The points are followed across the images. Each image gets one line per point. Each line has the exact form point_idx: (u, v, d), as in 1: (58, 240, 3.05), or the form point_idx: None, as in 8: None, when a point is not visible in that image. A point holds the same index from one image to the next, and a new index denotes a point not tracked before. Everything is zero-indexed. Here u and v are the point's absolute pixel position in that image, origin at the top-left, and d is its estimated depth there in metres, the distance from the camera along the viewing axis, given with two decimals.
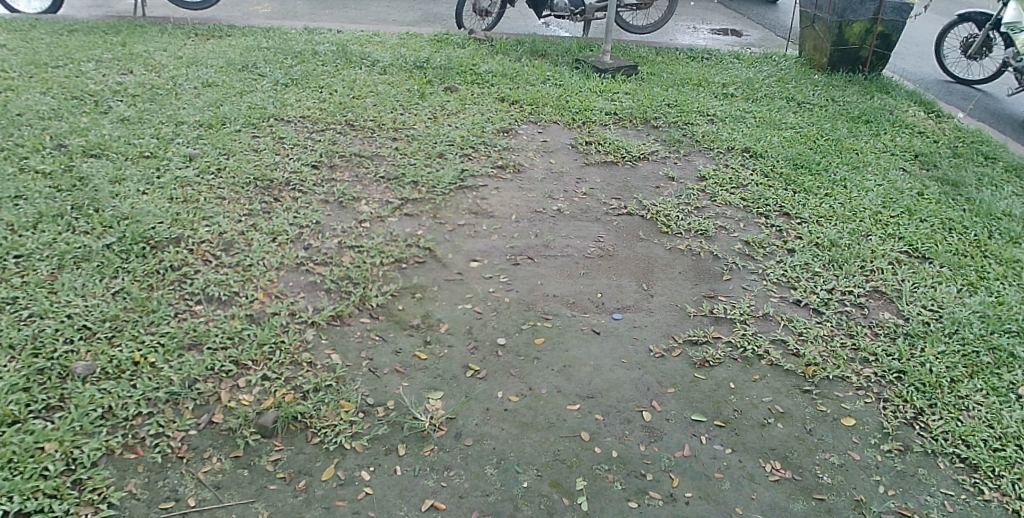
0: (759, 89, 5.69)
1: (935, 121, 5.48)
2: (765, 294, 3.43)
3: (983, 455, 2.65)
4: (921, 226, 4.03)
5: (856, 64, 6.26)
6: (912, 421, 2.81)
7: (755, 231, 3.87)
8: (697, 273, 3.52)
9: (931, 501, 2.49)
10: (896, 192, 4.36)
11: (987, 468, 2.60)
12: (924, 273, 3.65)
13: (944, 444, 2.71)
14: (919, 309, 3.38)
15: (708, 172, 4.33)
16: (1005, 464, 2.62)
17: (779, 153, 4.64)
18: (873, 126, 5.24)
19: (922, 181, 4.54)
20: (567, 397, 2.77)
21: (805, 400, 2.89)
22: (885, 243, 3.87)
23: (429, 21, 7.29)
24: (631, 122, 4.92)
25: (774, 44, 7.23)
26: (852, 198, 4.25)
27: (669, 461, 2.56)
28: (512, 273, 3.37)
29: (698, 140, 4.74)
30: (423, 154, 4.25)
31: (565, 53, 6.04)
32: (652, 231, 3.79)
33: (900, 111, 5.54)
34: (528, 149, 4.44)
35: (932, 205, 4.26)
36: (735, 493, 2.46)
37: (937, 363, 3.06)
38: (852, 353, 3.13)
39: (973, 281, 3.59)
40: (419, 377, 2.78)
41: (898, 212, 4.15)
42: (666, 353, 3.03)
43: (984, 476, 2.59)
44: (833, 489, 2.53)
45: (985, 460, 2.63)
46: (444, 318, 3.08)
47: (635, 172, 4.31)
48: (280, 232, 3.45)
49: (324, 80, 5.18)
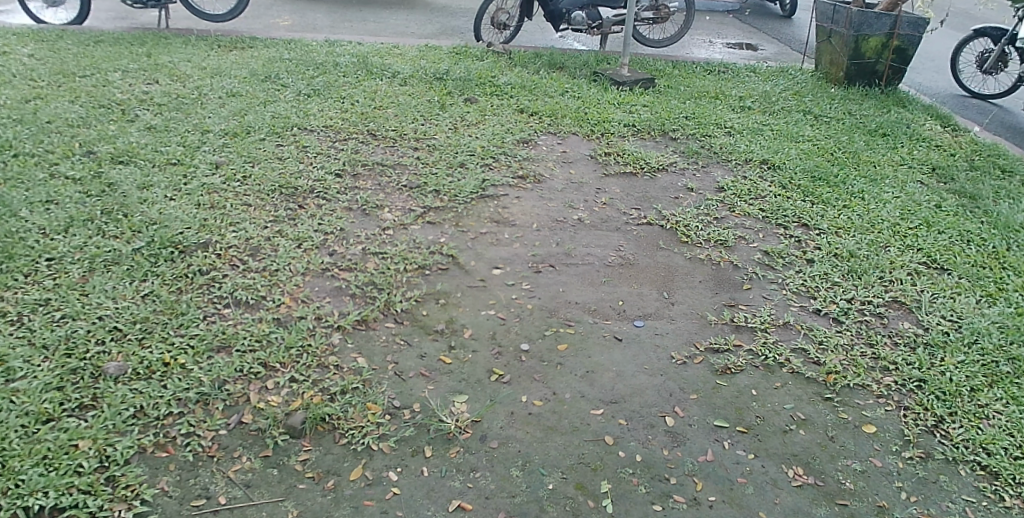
0: (776, 102, 5.73)
1: (951, 135, 5.51)
2: (785, 303, 3.45)
3: (1005, 463, 2.66)
4: (940, 238, 4.05)
5: (872, 77, 6.29)
6: (934, 429, 2.83)
7: (774, 241, 3.89)
8: (718, 282, 3.54)
9: (955, 508, 2.51)
10: (914, 204, 4.38)
11: (1009, 476, 2.61)
12: (943, 284, 3.67)
13: (965, 451, 2.72)
14: (939, 319, 3.40)
15: (726, 184, 4.36)
16: None
17: (796, 165, 4.66)
18: (891, 139, 5.27)
19: (940, 193, 4.57)
20: (591, 401, 2.80)
21: (827, 407, 2.91)
22: (904, 254, 3.90)
23: (447, 34, 7.38)
24: (649, 133, 4.96)
25: (790, 58, 7.28)
26: (870, 209, 4.28)
27: (692, 465, 2.59)
28: (534, 280, 3.41)
29: (717, 152, 4.77)
30: (445, 163, 4.30)
31: (582, 66, 6.10)
32: (671, 241, 3.82)
33: (917, 125, 5.56)
34: (548, 159, 4.48)
35: (950, 217, 4.28)
36: (758, 498, 2.49)
37: (958, 372, 3.08)
38: (872, 361, 3.15)
39: (993, 292, 3.61)
40: (444, 381, 2.81)
41: (917, 224, 4.17)
42: (688, 360, 3.06)
43: (1006, 483, 2.60)
44: (855, 494, 2.54)
45: (1007, 467, 2.64)
46: (467, 323, 3.11)
47: (654, 183, 4.34)
48: (305, 238, 3.51)
49: (345, 90, 5.25)
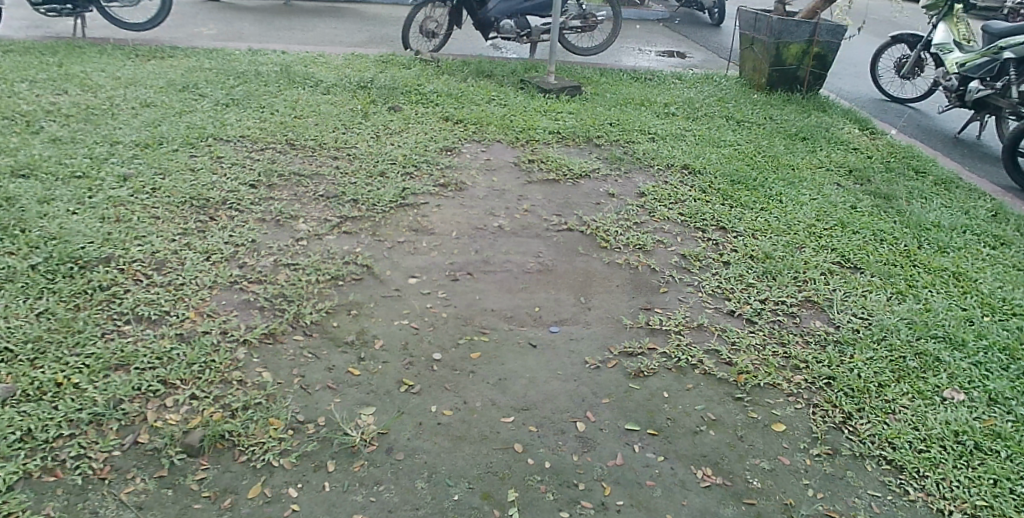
0: (700, 108, 5.83)
1: (869, 137, 5.68)
2: (700, 305, 3.49)
3: (908, 457, 2.72)
4: (854, 238, 4.17)
5: (794, 83, 6.45)
6: (841, 426, 2.88)
7: (692, 244, 3.94)
8: (635, 286, 3.57)
9: (859, 503, 2.55)
10: (830, 206, 4.49)
11: (912, 469, 2.68)
12: (855, 283, 3.76)
13: (870, 446, 2.78)
14: (849, 317, 3.49)
15: (648, 189, 4.41)
16: (928, 465, 2.69)
17: (717, 169, 4.74)
18: (810, 143, 5.40)
19: (856, 194, 4.70)
20: (502, 409, 2.78)
21: (737, 407, 2.95)
22: (818, 254, 3.99)
23: (376, 42, 7.34)
24: (574, 140, 4.99)
25: (716, 65, 7.43)
26: (787, 211, 4.37)
27: (602, 470, 2.59)
28: (450, 289, 3.39)
29: (639, 157, 4.82)
30: (365, 172, 4.25)
31: (510, 74, 6.12)
32: (590, 246, 3.83)
33: (836, 129, 5.71)
34: (471, 167, 4.47)
35: (864, 217, 4.41)
36: (666, 500, 2.50)
37: (866, 368, 3.16)
38: (784, 360, 3.21)
39: (902, 289, 3.73)
40: (352, 393, 2.76)
41: (832, 224, 4.28)
42: (602, 364, 3.07)
43: (910, 477, 2.66)
44: (762, 493, 2.58)
45: (910, 461, 2.71)
46: (379, 334, 3.07)
47: (577, 189, 4.36)
48: (214, 251, 3.42)
49: (265, 99, 5.17)
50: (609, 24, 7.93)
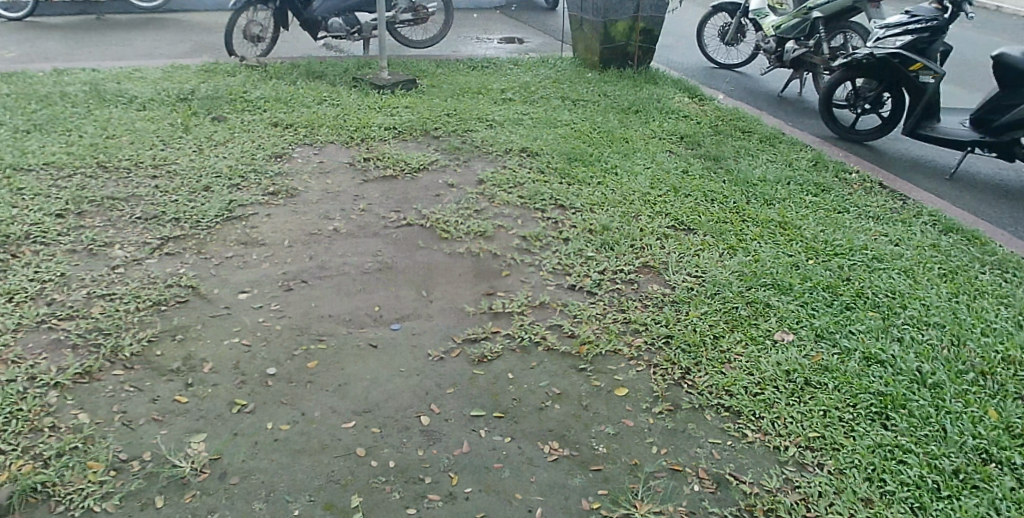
0: (535, 91, 5.93)
1: (698, 104, 5.98)
2: (542, 283, 3.55)
3: (744, 401, 2.87)
4: (686, 201, 4.36)
5: (625, 59, 6.69)
6: (680, 381, 3.00)
7: (532, 225, 4.00)
8: (477, 273, 3.58)
9: (701, 453, 2.66)
10: (663, 173, 4.69)
11: (749, 413, 2.82)
12: (688, 243, 3.94)
13: (709, 397, 2.91)
14: (684, 277, 3.65)
15: (486, 175, 4.43)
16: (763, 406, 2.85)
17: (553, 150, 4.84)
18: (643, 115, 5.62)
19: (687, 159, 4.93)
20: (342, 415, 2.71)
21: (580, 378, 3.02)
22: (654, 220, 4.15)
23: (199, 51, 7.00)
24: (411, 134, 4.95)
25: (552, 47, 7.59)
26: (622, 183, 4.52)
27: (449, 460, 2.57)
28: (284, 300, 3.27)
29: (477, 145, 4.85)
30: (187, 189, 4.04)
31: (342, 73, 5.98)
32: (431, 239, 3.82)
33: (666, 99, 5.97)
34: (304, 172, 4.34)
35: (696, 180, 4.63)
36: (515, 480, 2.51)
37: (701, 323, 3.32)
38: (624, 326, 3.31)
39: (733, 243, 3.94)
40: (179, 422, 2.61)
41: (665, 190, 4.47)
42: (445, 355, 3.06)
43: (747, 420, 2.79)
44: (607, 458, 2.64)
45: (746, 405, 2.85)
46: (208, 356, 2.92)
47: (415, 183, 4.32)
48: (16, 291, 3.14)
49: (72, 122, 4.79)
50: (440, 17, 7.94)
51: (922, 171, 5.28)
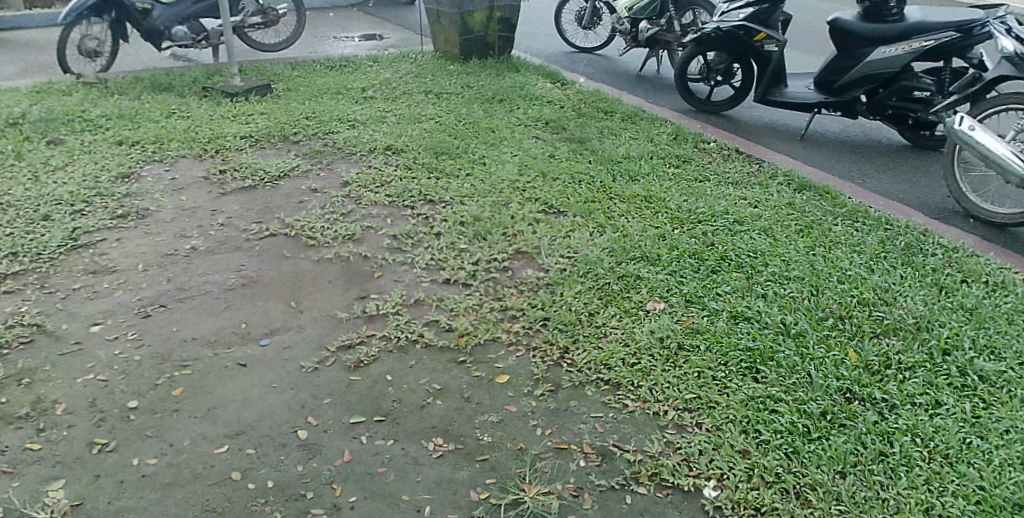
0: (397, 87, 5.86)
1: (560, 89, 6.10)
2: (416, 281, 3.52)
3: (622, 373, 2.87)
4: (555, 184, 4.44)
5: (485, 49, 6.75)
6: (560, 361, 3.00)
7: (402, 223, 3.96)
8: (349, 277, 3.51)
9: (584, 428, 2.63)
10: (530, 159, 4.75)
11: (628, 383, 2.81)
12: (559, 226, 4.00)
13: (589, 373, 2.90)
14: (557, 259, 3.70)
15: (351, 177, 4.35)
16: (641, 375, 2.85)
17: (419, 145, 4.81)
18: (507, 103, 5.67)
19: (553, 143, 5.02)
20: (213, 441, 2.57)
21: (461, 370, 2.97)
22: (524, 207, 4.19)
23: (31, 70, 6.50)
24: (270, 141, 4.78)
25: (412, 42, 7.54)
26: (491, 172, 4.55)
27: (331, 472, 2.46)
28: (142, 327, 3.08)
29: (340, 147, 4.74)
30: (23, 220, 3.73)
31: (192, 83, 5.70)
32: (298, 247, 3.70)
33: (529, 86, 6.06)
34: (155, 191, 4.10)
35: (562, 163, 4.72)
36: (400, 482, 2.42)
37: (576, 302, 3.35)
38: (501, 314, 3.31)
39: (602, 222, 4.03)
40: (32, 472, 2.41)
41: (533, 176, 4.53)
42: (320, 365, 2.97)
43: (626, 391, 2.79)
44: (493, 446, 2.58)
45: (624, 376, 2.85)
46: (60, 398, 2.71)
47: (277, 191, 4.18)
48: None
49: None
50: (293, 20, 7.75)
51: (776, 135, 5.55)
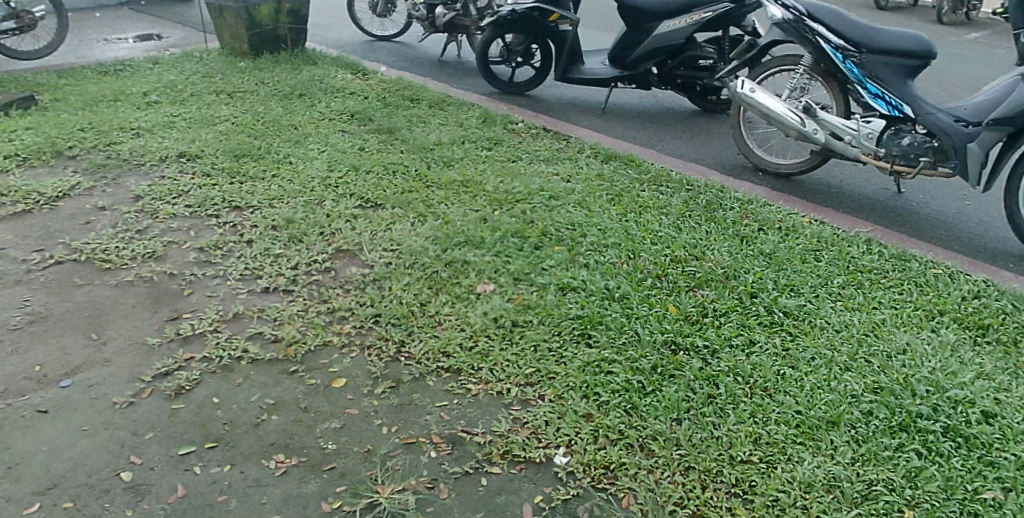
0: (183, 89, 5.41)
1: (362, 79, 5.95)
2: (233, 293, 3.26)
3: (461, 358, 2.84)
4: (368, 178, 4.33)
5: (277, 43, 6.44)
6: (397, 355, 2.90)
7: (208, 234, 3.67)
8: (156, 300, 3.19)
9: (430, 418, 2.56)
10: (339, 153, 4.60)
11: (468, 367, 2.79)
12: (378, 220, 3.89)
13: (427, 363, 2.84)
14: (380, 253, 3.58)
15: (143, 190, 3.96)
16: (480, 357, 2.84)
17: (216, 149, 4.49)
18: (307, 98, 5.43)
19: (361, 136, 4.88)
20: (20, 501, 2.23)
21: (294, 381, 2.77)
22: (339, 203, 4.04)
23: None
24: (40, 159, 4.23)
25: (195, 40, 6.99)
26: (299, 170, 4.35)
27: (165, 511, 2.21)
28: None
29: (126, 158, 4.30)
30: None
31: None
32: (89, 272, 3.31)
33: (329, 79, 5.85)
34: None
35: (373, 155, 4.62)
36: (245, 507, 2.22)
37: (405, 294, 3.27)
38: (329, 316, 3.13)
39: (422, 211, 3.98)
40: None
41: (345, 171, 4.39)
42: (135, 398, 2.66)
43: (467, 375, 2.76)
44: (340, 453, 2.43)
45: (463, 360, 2.82)
46: None
47: (56, 214, 3.71)
48: None
49: None
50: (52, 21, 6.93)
51: (581, 110, 5.76)
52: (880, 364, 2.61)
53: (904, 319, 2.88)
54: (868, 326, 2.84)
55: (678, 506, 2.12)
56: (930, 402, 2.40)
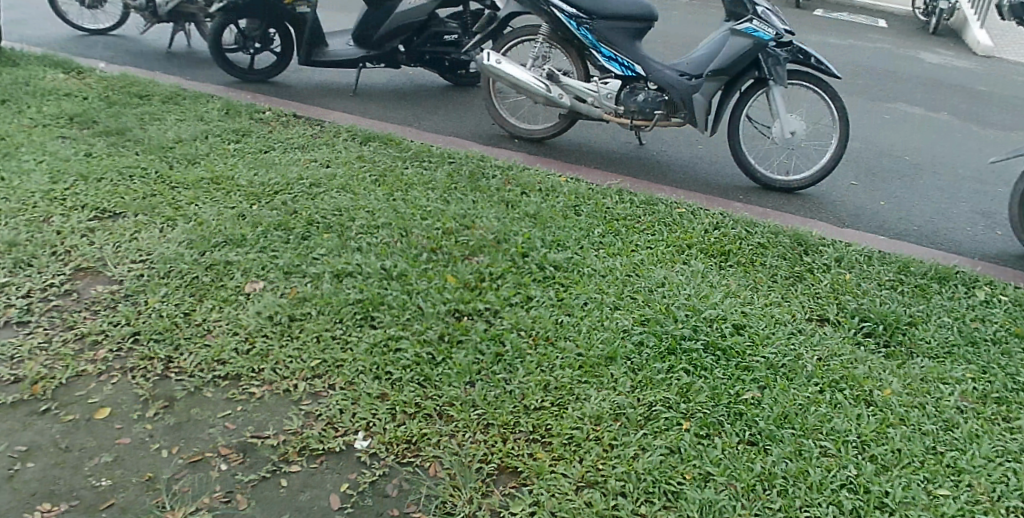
0: None
1: (78, 78, 5.24)
2: None
3: (240, 363, 2.43)
4: (100, 186, 3.62)
5: None
6: (166, 373, 2.40)
7: None
8: None
9: (216, 431, 2.17)
10: (60, 163, 3.84)
11: (249, 372, 2.40)
12: (120, 231, 3.21)
13: (203, 375, 2.38)
14: (129, 266, 2.95)
15: None
16: (261, 358, 2.46)
17: None
18: (12, 104, 4.63)
19: (87, 140, 4.19)
20: None
21: (45, 421, 2.18)
22: (69, 218, 3.30)
23: None
24: None
25: None
26: (13, 185, 3.56)
27: None
28: None
29: None
30: None
31: None
32: None
33: (35, 80, 5.06)
34: None
35: (104, 160, 3.92)
36: None
37: (166, 306, 2.70)
38: (78, 343, 2.51)
39: (170, 214, 3.34)
40: None
41: (71, 182, 3.64)
42: None
43: (249, 379, 2.38)
44: (115, 488, 1.96)
45: (242, 366, 2.42)
46: None
47: None
48: None
49: None
50: None
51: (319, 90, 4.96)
52: (644, 298, 2.65)
53: (659, 255, 2.90)
54: (629, 267, 2.81)
55: (484, 463, 2.07)
56: (690, 324, 2.52)
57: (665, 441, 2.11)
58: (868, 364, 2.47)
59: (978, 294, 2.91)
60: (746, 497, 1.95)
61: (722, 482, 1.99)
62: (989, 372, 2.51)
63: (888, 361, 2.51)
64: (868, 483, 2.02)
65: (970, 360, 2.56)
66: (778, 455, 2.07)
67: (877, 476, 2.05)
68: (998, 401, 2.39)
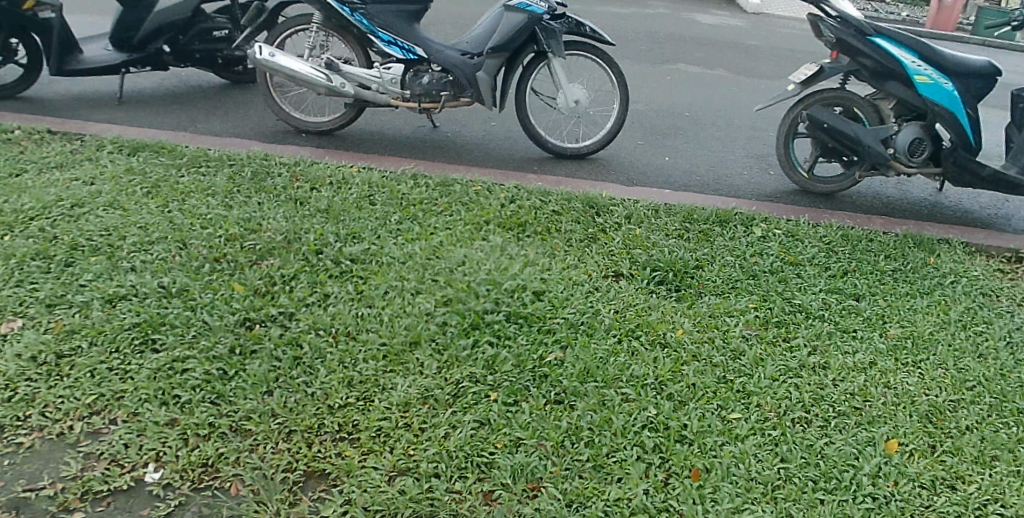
0: None
1: None
2: None
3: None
4: None
5: None
6: None
7: None
8: None
9: None
10: None
11: (12, 420, 2.05)
12: None
13: None
14: None
15: None
16: (26, 404, 2.11)
17: None
18: None
19: None
20: None
21: None
22: None
23: None
24: None
25: None
26: None
27: None
28: None
29: None
30: None
31: None
32: None
33: None
34: None
35: None
36: None
37: None
38: None
39: None
40: None
41: None
42: None
43: (14, 429, 2.04)
44: None
45: (4, 414, 2.06)
46: None
47: None
48: None
49: None
50: None
51: (73, 100, 4.36)
52: (444, 279, 2.61)
53: (458, 235, 2.88)
54: (429, 251, 2.77)
55: (289, 472, 1.94)
56: (492, 297, 2.53)
57: (474, 415, 2.11)
58: (661, 309, 2.59)
59: (755, 231, 3.13)
60: (556, 455, 2.02)
61: (532, 444, 2.04)
62: (769, 298, 2.73)
63: (679, 303, 2.64)
64: (667, 419, 2.15)
65: (751, 291, 2.75)
66: (583, 408, 2.15)
67: (675, 411, 2.19)
68: (777, 325, 2.60)
